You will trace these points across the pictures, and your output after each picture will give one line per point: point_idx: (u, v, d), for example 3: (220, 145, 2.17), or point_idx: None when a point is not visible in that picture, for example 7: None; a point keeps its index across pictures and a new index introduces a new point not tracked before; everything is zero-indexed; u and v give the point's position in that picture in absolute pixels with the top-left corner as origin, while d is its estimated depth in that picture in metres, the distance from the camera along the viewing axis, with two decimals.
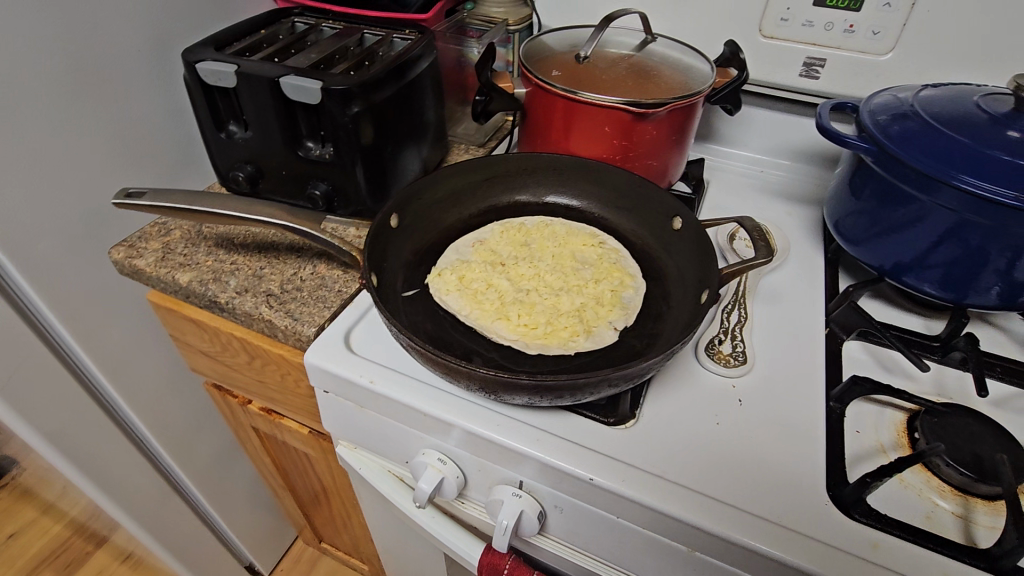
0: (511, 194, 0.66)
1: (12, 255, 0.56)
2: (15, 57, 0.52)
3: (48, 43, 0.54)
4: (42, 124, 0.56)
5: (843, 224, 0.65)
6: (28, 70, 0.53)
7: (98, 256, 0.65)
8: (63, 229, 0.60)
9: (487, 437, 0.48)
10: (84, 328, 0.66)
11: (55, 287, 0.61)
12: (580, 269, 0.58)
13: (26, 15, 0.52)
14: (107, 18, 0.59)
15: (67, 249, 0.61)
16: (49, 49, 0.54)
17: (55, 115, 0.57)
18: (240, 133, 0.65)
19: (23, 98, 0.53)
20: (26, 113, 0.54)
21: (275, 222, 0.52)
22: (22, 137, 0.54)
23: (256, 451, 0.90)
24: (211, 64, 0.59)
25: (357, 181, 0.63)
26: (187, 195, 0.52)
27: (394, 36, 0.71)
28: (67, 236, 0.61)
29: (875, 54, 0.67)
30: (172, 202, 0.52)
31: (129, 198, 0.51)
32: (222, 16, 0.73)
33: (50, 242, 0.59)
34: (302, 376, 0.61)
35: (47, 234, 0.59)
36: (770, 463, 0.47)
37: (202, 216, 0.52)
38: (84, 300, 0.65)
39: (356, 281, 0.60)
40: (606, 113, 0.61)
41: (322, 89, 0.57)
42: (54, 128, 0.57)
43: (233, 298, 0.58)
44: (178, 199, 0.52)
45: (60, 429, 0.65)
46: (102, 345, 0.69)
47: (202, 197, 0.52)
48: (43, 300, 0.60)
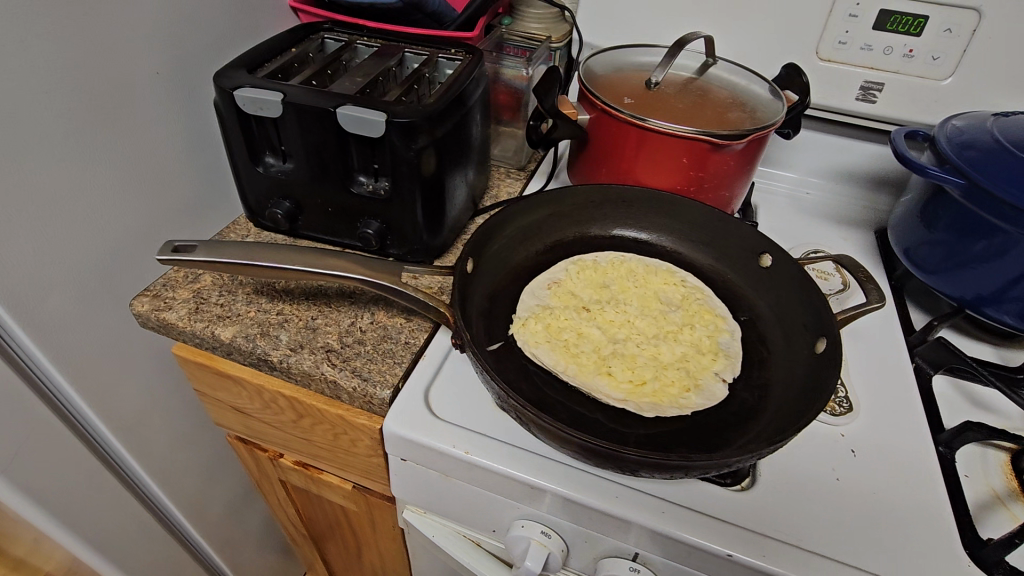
0: (578, 227, 0.62)
1: (21, 318, 0.48)
2: (27, 86, 0.44)
3: (65, 71, 0.46)
4: (56, 162, 0.48)
5: (914, 253, 0.64)
6: (41, 101, 0.45)
7: (114, 306, 0.57)
8: (77, 282, 0.52)
9: (602, 509, 0.44)
10: (98, 389, 0.58)
11: (69, 347, 0.53)
12: (668, 312, 0.55)
13: (39, 36, 0.44)
14: (127, 37, 0.51)
15: (81, 304, 0.53)
16: (64, 75, 0.46)
17: (69, 151, 0.48)
18: (278, 165, 0.59)
19: (35, 133, 0.45)
20: (39, 151, 0.46)
21: (350, 276, 0.47)
22: (33, 180, 0.46)
23: (279, 503, 0.81)
24: (252, 92, 0.53)
25: (415, 219, 0.58)
26: (240, 249, 0.48)
27: (439, 56, 0.66)
28: (81, 288, 0.53)
29: (933, 78, 0.67)
30: (225, 257, 0.47)
31: (177, 253, 0.48)
32: (246, 32, 0.65)
33: (62, 297, 0.51)
34: (364, 438, 0.55)
35: (60, 289, 0.51)
36: (900, 521, 0.44)
37: (259, 270, 0.47)
38: (98, 358, 0.57)
39: (422, 329, 0.55)
40: (683, 143, 0.58)
41: (385, 121, 0.51)
42: (69, 167, 0.49)
43: (287, 355, 0.52)
44: (232, 254, 0.47)
45: (65, 501, 0.58)
46: (117, 405, 0.61)
47: (252, 249, 0.48)
48: (55, 365, 0.52)
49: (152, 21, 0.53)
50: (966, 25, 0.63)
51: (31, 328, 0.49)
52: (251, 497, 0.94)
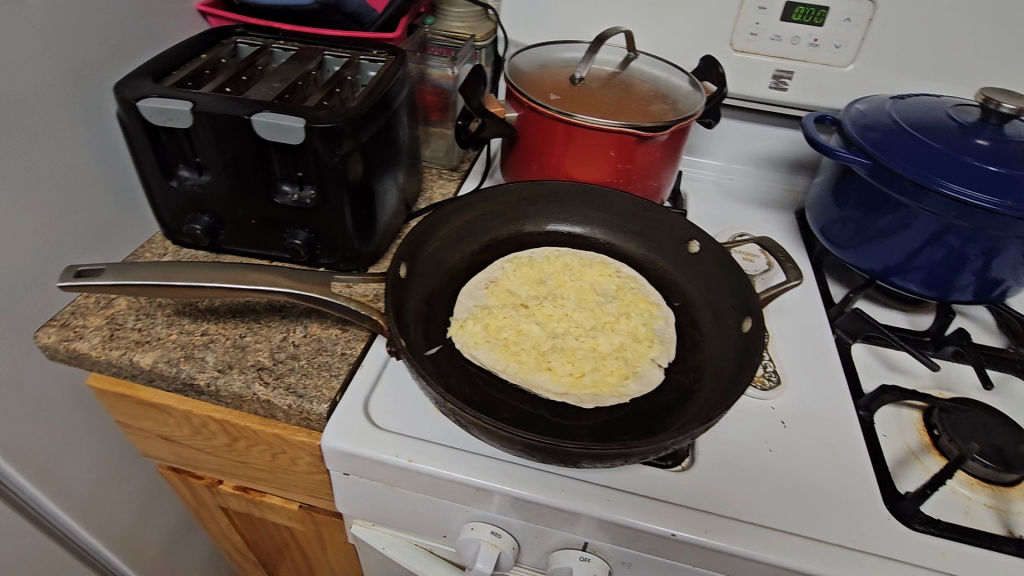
0: (513, 225, 0.62)
1: None
2: None
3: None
4: None
5: (829, 230, 0.68)
6: None
7: (16, 341, 0.52)
8: None
9: (549, 503, 0.44)
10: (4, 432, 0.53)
11: None
12: (604, 303, 0.56)
13: None
14: (12, 48, 0.47)
15: None
16: None
17: None
18: (193, 178, 0.55)
19: None
20: None
21: (280, 291, 0.45)
22: None
23: (223, 530, 0.77)
24: (158, 102, 0.49)
25: (345, 226, 0.56)
26: (155, 269, 0.45)
27: (361, 58, 0.64)
28: None
29: (837, 65, 0.71)
30: (140, 279, 0.44)
31: (82, 278, 0.44)
32: (149, 39, 0.61)
33: None
34: (304, 455, 0.53)
35: None
36: (829, 486, 0.47)
37: (180, 291, 0.45)
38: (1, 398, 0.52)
39: (359, 339, 0.53)
40: (610, 137, 0.59)
41: (305, 127, 0.49)
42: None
43: (215, 378, 0.49)
44: (146, 275, 0.45)
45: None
46: (27, 448, 0.56)
47: (170, 268, 0.45)
48: None
49: (40, 29, 0.48)
50: (863, 14, 0.67)
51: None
52: (192, 528, 0.89)
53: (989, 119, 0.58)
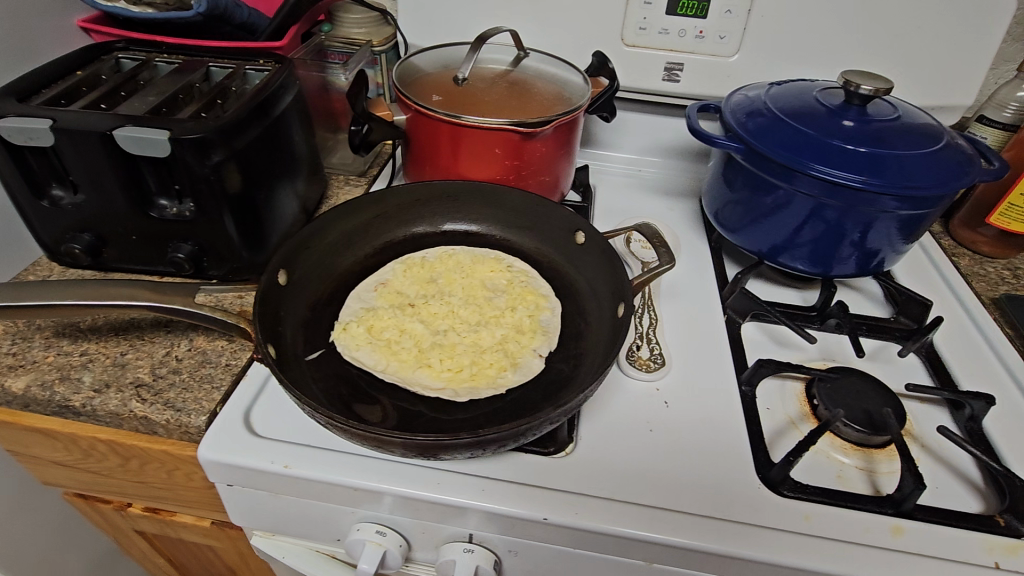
0: (408, 227, 0.63)
1: None
2: None
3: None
4: None
5: (722, 215, 0.70)
6: None
7: None
8: None
9: (426, 498, 0.45)
10: None
11: None
12: (493, 297, 0.57)
13: None
14: None
15: None
16: None
17: None
18: (68, 197, 0.55)
19: None
20: None
21: (135, 303, 0.45)
22: None
23: (145, 555, 0.75)
24: (15, 121, 0.49)
25: (228, 236, 0.56)
26: (9, 290, 0.45)
27: (246, 68, 0.64)
28: None
29: (724, 56, 0.73)
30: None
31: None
32: (21, 58, 0.60)
33: None
34: (196, 469, 0.52)
35: None
36: (705, 460, 0.49)
37: (39, 310, 0.45)
38: None
39: (245, 349, 0.53)
40: (494, 135, 0.59)
41: (170, 140, 0.49)
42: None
43: (91, 398, 0.48)
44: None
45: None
46: None
47: (22, 290, 0.45)
48: None
49: None
50: (741, 6, 0.70)
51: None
52: (121, 556, 0.87)
53: (853, 101, 0.61)
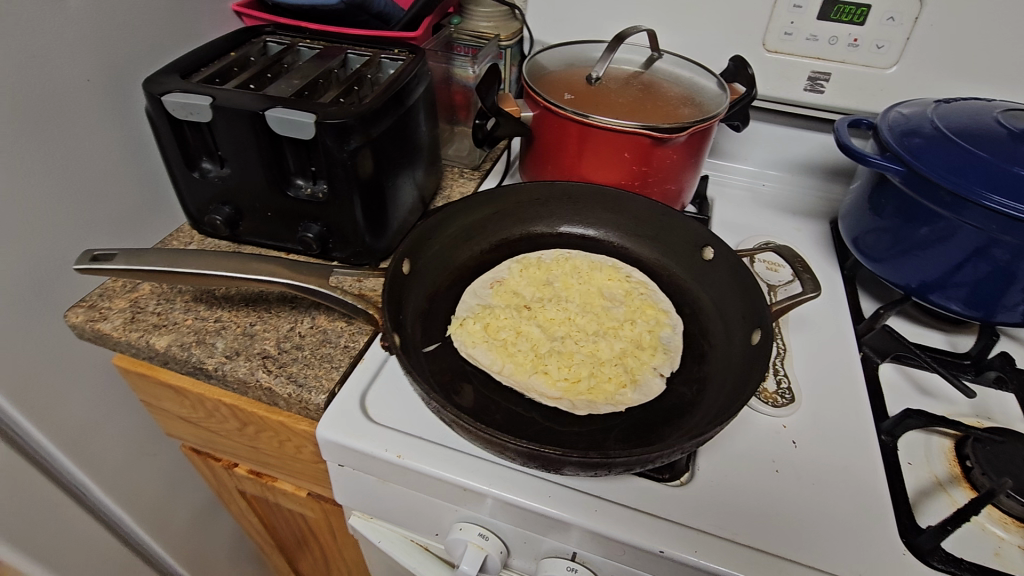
0: (524, 226, 0.61)
1: None
2: None
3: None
4: None
5: (862, 241, 0.64)
6: None
7: (51, 318, 0.56)
8: (8, 296, 0.51)
9: (536, 510, 0.43)
10: (39, 404, 0.56)
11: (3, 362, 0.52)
12: (610, 308, 0.54)
13: None
14: (52, 45, 0.50)
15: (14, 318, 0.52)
16: None
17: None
18: (215, 171, 0.58)
19: None
20: None
21: (277, 281, 0.47)
22: None
23: (242, 513, 0.80)
24: (181, 97, 0.52)
25: (355, 220, 0.57)
26: (166, 255, 0.47)
27: (382, 57, 0.65)
28: (13, 300, 0.52)
29: (878, 67, 0.67)
30: (149, 265, 0.46)
31: (96, 262, 0.47)
32: (184, 37, 0.65)
33: None
34: (308, 442, 0.54)
35: None
36: (841, 513, 0.44)
37: (189, 278, 0.47)
38: (37, 373, 0.56)
39: (362, 332, 0.54)
40: (624, 138, 0.57)
41: (315, 123, 0.50)
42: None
43: (223, 363, 0.51)
44: (154, 261, 0.47)
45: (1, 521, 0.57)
46: (59, 419, 0.59)
47: (176, 256, 0.47)
48: None
49: (78, 28, 0.52)
50: (909, 13, 0.63)
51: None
52: (217, 509, 0.93)
53: None
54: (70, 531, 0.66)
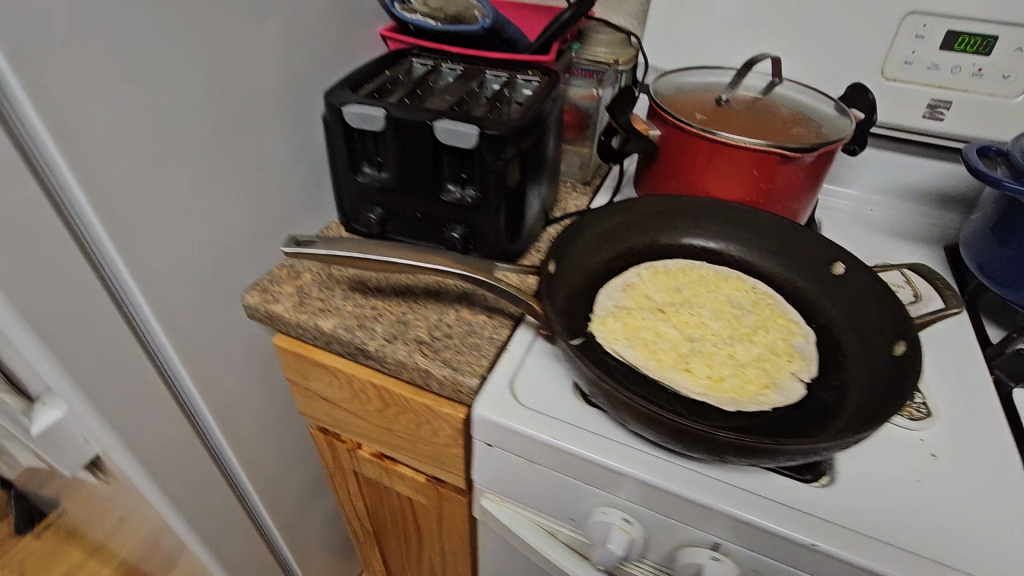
0: (650, 236, 0.64)
1: (149, 297, 0.55)
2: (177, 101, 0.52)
3: (195, 83, 0.53)
4: (191, 164, 0.55)
5: (988, 266, 0.64)
6: (185, 113, 0.53)
7: (223, 294, 0.64)
8: (195, 271, 0.59)
9: (686, 496, 0.45)
10: (203, 368, 0.64)
11: (184, 327, 0.60)
12: (741, 315, 0.56)
13: (186, 64, 0.52)
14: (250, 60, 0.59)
15: (196, 290, 0.60)
16: (204, 92, 0.54)
17: (202, 156, 0.56)
18: (374, 175, 0.64)
19: (178, 140, 0.53)
20: (178, 155, 0.54)
21: (452, 271, 0.51)
22: (173, 182, 0.54)
23: (351, 495, 0.86)
24: (359, 108, 0.58)
25: (498, 223, 0.62)
26: (355, 244, 0.53)
27: (517, 78, 0.71)
28: (196, 275, 0.60)
29: (1004, 96, 0.68)
30: (343, 251, 0.52)
31: (299, 245, 0.53)
32: (344, 58, 0.73)
33: (182, 282, 0.58)
34: (447, 425, 0.59)
35: (181, 276, 0.58)
36: (992, 525, 0.44)
37: (373, 265, 0.52)
38: (208, 342, 0.64)
39: (504, 326, 0.59)
40: (754, 156, 0.61)
41: (478, 134, 0.56)
42: (194, 166, 0.56)
43: (383, 345, 0.56)
44: (348, 247, 0.52)
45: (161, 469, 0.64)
46: (217, 386, 0.67)
47: (365, 245, 0.53)
48: (174, 349, 0.59)
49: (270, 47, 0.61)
50: None
51: (155, 305, 0.56)
52: (319, 494, 0.99)
53: None
54: (210, 491, 0.73)
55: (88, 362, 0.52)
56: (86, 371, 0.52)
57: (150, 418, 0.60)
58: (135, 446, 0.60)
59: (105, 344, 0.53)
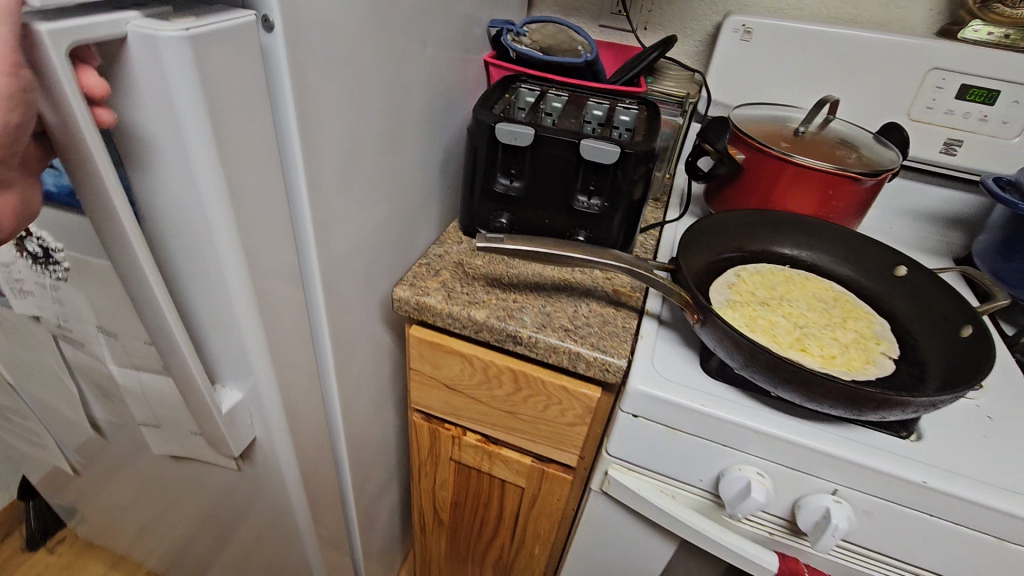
0: (739, 243, 0.76)
1: (322, 282, 0.61)
2: (366, 111, 0.59)
3: (377, 95, 0.61)
4: (364, 165, 0.63)
5: (1001, 273, 0.79)
6: (368, 121, 0.61)
7: (362, 286, 0.70)
8: (350, 262, 0.66)
9: (817, 448, 0.55)
10: (341, 352, 0.70)
11: (337, 313, 0.66)
12: (828, 308, 0.68)
13: (375, 78, 0.59)
14: (408, 77, 0.67)
15: (350, 279, 0.67)
16: (381, 104, 0.62)
17: (371, 158, 0.63)
18: (507, 185, 0.73)
19: (360, 144, 0.60)
20: (359, 157, 0.61)
21: (618, 265, 0.61)
22: (351, 180, 0.61)
23: (436, 482, 0.91)
24: (510, 126, 0.67)
25: (618, 230, 0.73)
26: (533, 241, 0.61)
27: (618, 106, 0.82)
28: (350, 266, 0.66)
29: (1005, 137, 0.83)
30: (526, 246, 0.60)
31: (489, 242, 0.60)
32: (459, 80, 0.82)
33: (342, 271, 0.64)
34: (579, 406, 0.68)
35: (341, 266, 0.64)
36: None
37: (548, 259, 0.61)
38: (346, 329, 0.69)
39: (631, 318, 0.69)
40: (829, 179, 0.74)
41: (620, 152, 0.66)
42: (365, 167, 0.63)
43: (535, 332, 0.64)
44: (529, 243, 0.60)
45: (297, 447, 0.69)
46: (345, 371, 0.72)
47: (542, 243, 0.61)
48: (329, 331, 0.66)
49: (420, 67, 0.69)
50: None
51: (325, 291, 0.62)
52: (388, 488, 1.03)
53: None
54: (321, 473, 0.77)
55: (277, 340, 0.58)
56: (274, 347, 0.57)
57: (298, 397, 0.65)
58: (285, 420, 0.65)
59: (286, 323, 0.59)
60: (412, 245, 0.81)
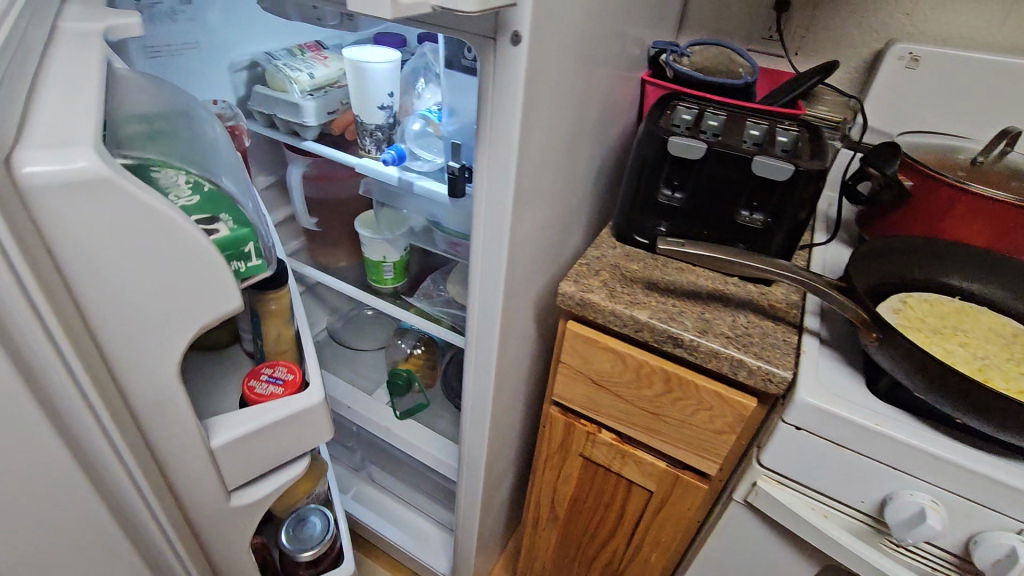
0: (903, 270, 0.74)
1: (506, 270, 0.67)
2: (561, 118, 0.65)
3: (569, 104, 0.66)
4: (550, 167, 0.68)
5: None
6: (560, 128, 0.66)
7: (527, 279, 0.75)
8: (525, 256, 0.71)
9: (1006, 483, 0.54)
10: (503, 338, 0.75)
11: (509, 300, 0.72)
12: (1008, 344, 0.66)
13: (571, 89, 0.65)
14: (591, 90, 0.72)
15: (522, 271, 0.72)
16: (570, 113, 0.68)
17: (555, 161, 0.69)
18: (669, 196, 0.77)
19: (551, 148, 0.66)
20: (549, 159, 0.67)
21: (793, 278, 0.62)
22: (540, 180, 0.66)
23: (560, 477, 0.95)
24: (684, 140, 0.71)
25: (779, 246, 0.74)
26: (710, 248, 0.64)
27: (778, 127, 0.83)
28: (524, 259, 0.72)
29: None
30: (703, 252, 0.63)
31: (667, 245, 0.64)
32: (621, 95, 0.87)
33: (519, 263, 0.70)
34: (732, 413, 0.69)
35: (519, 258, 0.70)
36: None
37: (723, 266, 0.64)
38: (510, 317, 0.75)
39: (792, 333, 0.69)
40: (1007, 212, 0.71)
41: (794, 169, 0.67)
42: (549, 169, 0.68)
43: (697, 336, 0.67)
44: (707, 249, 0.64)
45: None
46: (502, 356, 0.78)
47: (717, 251, 0.64)
48: (499, 316, 0.71)
49: (600, 82, 0.74)
50: None
51: (506, 278, 0.68)
52: (505, 478, 1.07)
53: None
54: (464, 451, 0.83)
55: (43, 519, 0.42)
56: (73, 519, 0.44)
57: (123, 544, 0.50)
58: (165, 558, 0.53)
59: (119, 480, 0.46)
60: (565, 246, 0.86)
